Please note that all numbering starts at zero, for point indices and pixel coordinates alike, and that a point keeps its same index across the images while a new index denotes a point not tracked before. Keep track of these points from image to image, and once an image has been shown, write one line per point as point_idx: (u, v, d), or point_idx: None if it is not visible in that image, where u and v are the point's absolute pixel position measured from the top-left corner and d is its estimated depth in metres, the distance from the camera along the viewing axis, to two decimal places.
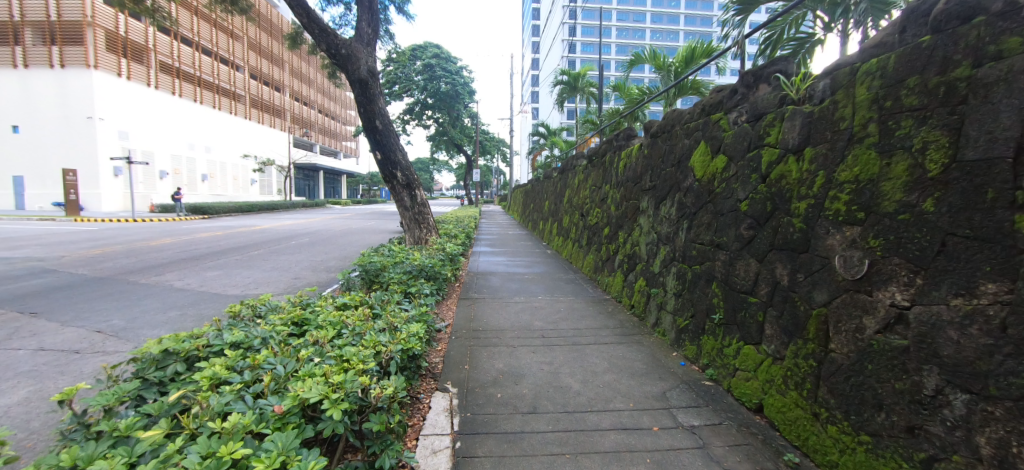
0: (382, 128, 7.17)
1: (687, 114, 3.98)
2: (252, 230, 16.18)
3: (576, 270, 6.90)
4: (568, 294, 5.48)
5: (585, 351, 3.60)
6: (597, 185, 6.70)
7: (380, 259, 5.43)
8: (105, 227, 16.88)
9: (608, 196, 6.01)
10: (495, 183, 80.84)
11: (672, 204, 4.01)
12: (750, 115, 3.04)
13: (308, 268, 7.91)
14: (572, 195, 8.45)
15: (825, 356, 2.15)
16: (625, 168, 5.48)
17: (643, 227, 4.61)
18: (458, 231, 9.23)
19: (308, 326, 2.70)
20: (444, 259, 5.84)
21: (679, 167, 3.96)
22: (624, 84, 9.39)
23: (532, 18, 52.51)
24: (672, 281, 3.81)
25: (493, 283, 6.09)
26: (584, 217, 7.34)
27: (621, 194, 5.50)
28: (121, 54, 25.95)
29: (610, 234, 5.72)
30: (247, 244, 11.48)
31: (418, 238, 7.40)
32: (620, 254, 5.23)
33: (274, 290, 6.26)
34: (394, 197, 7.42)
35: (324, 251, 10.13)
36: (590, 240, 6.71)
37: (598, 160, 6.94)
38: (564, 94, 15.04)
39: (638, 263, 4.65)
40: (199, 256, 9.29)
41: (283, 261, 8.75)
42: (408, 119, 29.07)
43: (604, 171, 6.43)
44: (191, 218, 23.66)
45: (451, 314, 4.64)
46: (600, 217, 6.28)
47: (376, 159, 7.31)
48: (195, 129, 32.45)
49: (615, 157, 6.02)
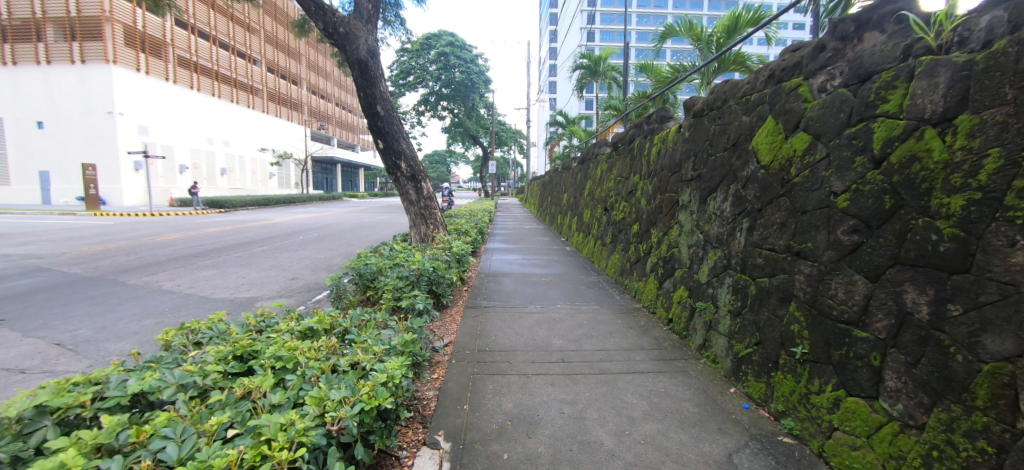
0: (384, 114, 6.48)
1: (746, 83, 3.15)
2: (263, 224, 15.88)
3: (599, 272, 6.14)
4: (592, 301, 4.71)
5: (617, 383, 2.84)
6: (625, 175, 5.89)
7: (377, 261, 4.78)
8: (120, 221, 16.87)
9: (638, 188, 5.20)
10: (511, 175, 80.06)
11: (725, 197, 3.20)
12: (850, 76, 2.22)
13: (308, 267, 7.35)
14: (594, 187, 7.64)
15: (1011, 441, 1.36)
16: (659, 156, 4.67)
17: (684, 225, 3.82)
18: (470, 227, 8.56)
19: (253, 362, 2.05)
20: (449, 260, 5.11)
21: (735, 151, 3.14)
22: (652, 65, 8.47)
23: (549, 6, 51.17)
24: (727, 294, 3.03)
25: (505, 287, 5.36)
26: (607, 211, 6.53)
27: (654, 186, 4.69)
28: (139, 49, 26.06)
29: (640, 232, 4.93)
30: (250, 240, 11.01)
31: (424, 235, 6.72)
32: (653, 256, 4.45)
33: (265, 294, 5.70)
34: (399, 190, 6.76)
35: (329, 248, 9.59)
36: (616, 238, 5.93)
37: (625, 147, 6.13)
38: (584, 80, 14.09)
39: (677, 268, 3.87)
40: (200, 254, 8.87)
41: (284, 258, 8.24)
42: (422, 111, 28.45)
43: (632, 160, 5.61)
44: (208, 212, 23.73)
45: (454, 328, 3.91)
46: (628, 212, 5.49)
47: (378, 149, 6.63)
48: (213, 123, 32.65)
49: (646, 143, 5.20)
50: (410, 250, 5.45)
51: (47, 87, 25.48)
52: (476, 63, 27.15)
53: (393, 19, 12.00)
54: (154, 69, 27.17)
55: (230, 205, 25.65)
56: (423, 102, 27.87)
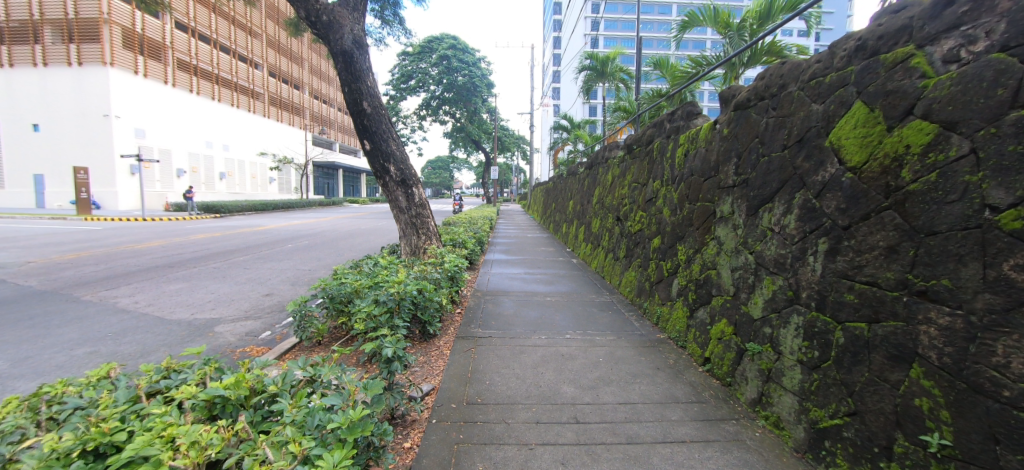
0: (372, 111, 5.77)
1: (819, 62, 2.41)
2: (254, 231, 15.25)
3: (611, 291, 5.40)
4: (607, 330, 3.96)
5: (653, 462, 2.08)
6: (641, 181, 5.15)
7: (352, 279, 4.04)
8: (108, 226, 16.31)
9: (659, 197, 4.46)
10: (514, 181, 79.60)
11: (788, 209, 2.46)
12: (1012, 34, 1.49)
13: (287, 281, 6.62)
14: (604, 194, 6.91)
15: None
16: (686, 159, 3.94)
17: (724, 243, 3.08)
18: (468, 237, 7.83)
19: (104, 468, 1.32)
20: (439, 279, 4.37)
21: (803, 148, 2.41)
22: (669, 61, 7.75)
23: (553, 12, 50.94)
24: (794, 340, 2.29)
25: (504, 310, 4.61)
26: (620, 221, 5.80)
27: (681, 192, 3.96)
28: (137, 51, 25.62)
29: (663, 247, 4.20)
30: (235, 247, 10.33)
31: (415, 247, 5.98)
32: (680, 277, 3.73)
33: (229, 314, 4.97)
34: (387, 196, 6.04)
35: (316, 257, 8.88)
36: (631, 252, 5.19)
37: (641, 149, 5.40)
38: (591, 81, 13.40)
39: (715, 295, 3.13)
40: (175, 263, 8.19)
41: (264, 270, 7.53)
42: (424, 115, 27.86)
43: (652, 164, 4.88)
44: (203, 216, 23.25)
45: (440, 368, 3.17)
46: (646, 224, 4.76)
47: (364, 151, 5.92)
48: (212, 127, 32.24)
49: (669, 145, 4.47)
50: (395, 266, 4.72)
51: (42, 89, 25.10)
52: (478, 67, 26.59)
53: (392, 17, 11.29)
54: (153, 72, 26.76)
55: (226, 210, 25.07)
56: (424, 106, 27.28)
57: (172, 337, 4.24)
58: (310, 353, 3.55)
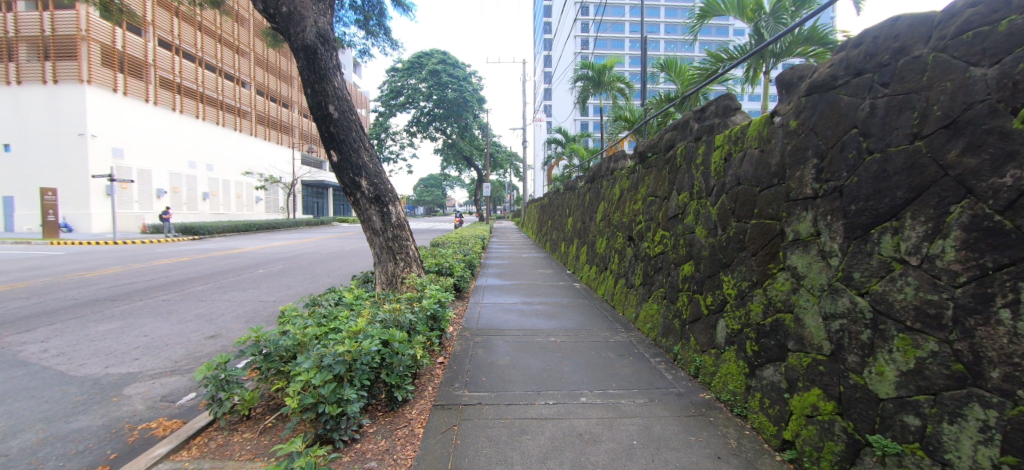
0: (339, 117, 4.88)
1: (979, 9, 1.55)
2: (229, 254, 14.17)
3: (628, 327, 4.47)
4: (634, 388, 3.00)
5: None
6: (661, 194, 4.28)
7: (298, 327, 3.07)
8: (71, 251, 15.16)
9: (689, 213, 3.58)
10: (507, 198, 79.01)
11: (940, 231, 1.57)
12: None
13: (241, 318, 5.60)
14: (611, 210, 6.05)
15: None
16: (727, 165, 3.08)
17: (805, 278, 2.20)
18: (456, 261, 6.90)
19: None
20: (416, 320, 3.42)
21: (966, 136, 1.52)
22: (677, 63, 7.01)
23: (544, 32, 51.43)
24: (980, 449, 1.38)
25: (497, 356, 3.66)
26: (634, 241, 4.93)
27: (722, 208, 3.10)
28: (117, 69, 24.73)
29: (699, 277, 3.31)
30: (197, 275, 9.21)
31: (392, 276, 5.05)
32: (730, 319, 2.82)
33: (152, 368, 3.92)
34: (359, 216, 5.11)
35: (285, 285, 7.85)
36: (651, 279, 4.29)
37: (658, 156, 4.54)
38: (587, 92, 12.70)
39: (797, 351, 2.21)
40: (120, 295, 7.12)
41: (221, 302, 6.50)
42: (414, 132, 27.12)
43: (675, 173, 4.01)
44: (181, 238, 22.14)
45: (404, 465, 2.17)
46: (670, 247, 3.88)
47: (331, 163, 5.01)
48: (195, 145, 31.26)
49: (698, 149, 3.61)
50: (363, 304, 3.79)
51: (14, 107, 24.05)
52: (468, 82, 26.06)
53: (377, 29, 10.44)
54: (133, 89, 25.84)
55: (205, 232, 23.92)
56: (414, 123, 26.53)
57: (59, 406, 3.19)
58: (230, 436, 2.56)
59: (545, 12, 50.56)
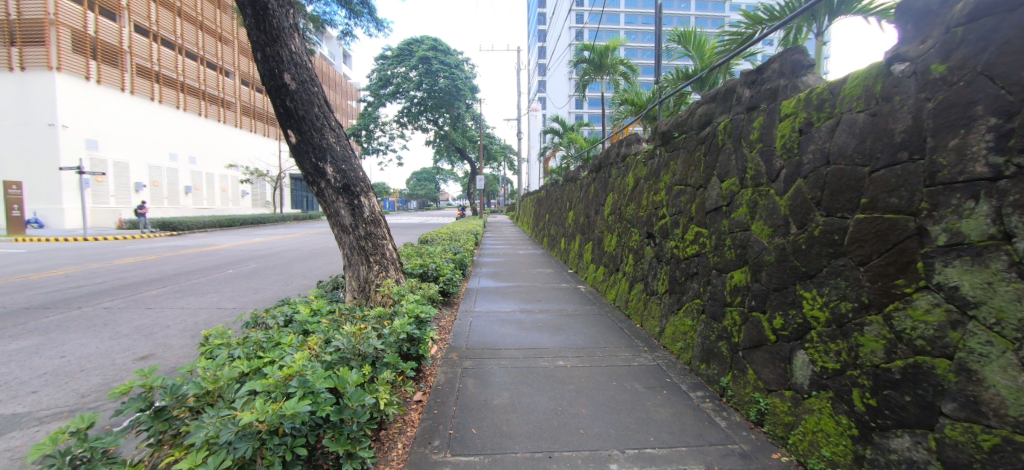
0: (297, 88, 3.96)
1: None
2: (202, 251, 13.16)
3: (650, 344, 3.68)
4: (678, 445, 2.19)
5: None
6: (694, 182, 3.45)
7: (213, 363, 2.20)
8: (31, 249, 14.05)
9: (740, 205, 2.77)
10: (500, 192, 78.21)
11: None
12: None
13: (188, 331, 4.71)
14: (623, 202, 5.22)
15: None
16: (807, 137, 2.25)
17: (985, 305, 1.38)
18: (445, 262, 6.06)
19: None
20: (384, 347, 2.58)
21: None
22: (696, 34, 6.19)
23: (537, 23, 50.48)
24: None
25: (492, 390, 2.82)
26: (654, 238, 4.12)
27: (797, 198, 2.28)
28: (89, 55, 23.33)
29: (759, 289, 2.50)
30: (157, 276, 8.25)
31: (364, 281, 4.15)
32: (818, 353, 2.03)
33: (48, 407, 3.04)
34: (324, 209, 4.21)
35: (251, 289, 6.94)
36: (680, 286, 3.48)
37: (687, 136, 3.71)
38: (587, 76, 11.81)
39: (967, 422, 1.40)
40: (57, 302, 6.16)
41: (171, 311, 5.59)
42: (404, 123, 25.99)
43: (715, 154, 3.17)
44: (159, 234, 21.08)
45: None
46: (710, 247, 3.08)
47: (288, 145, 4.10)
48: (176, 137, 29.93)
49: (753, 121, 2.77)
50: (319, 324, 2.95)
51: None
52: (460, 70, 24.92)
53: (360, 8, 9.41)
54: (107, 77, 24.42)
55: (184, 228, 22.65)
56: (404, 113, 25.41)
57: None
58: None
59: (539, 2, 49.54)
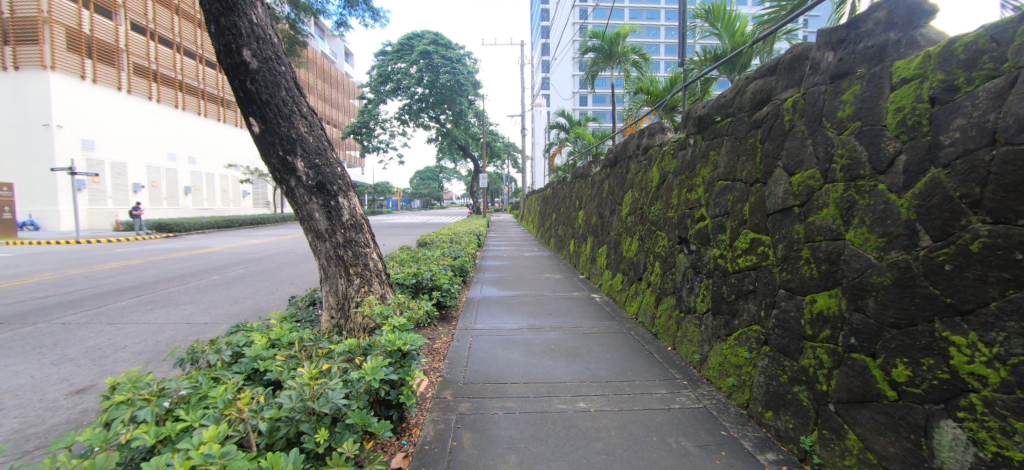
0: (259, 66, 3.29)
1: None
2: (192, 254, 12.56)
3: (689, 377, 2.99)
4: None
5: None
6: (747, 177, 2.76)
7: (94, 440, 1.53)
8: (17, 253, 13.50)
9: (824, 206, 2.08)
10: (504, 190, 77.70)
11: None
12: None
13: (143, 355, 4.07)
14: (646, 201, 4.52)
15: None
16: (947, 109, 1.56)
17: None
18: (441, 269, 5.39)
19: None
20: (349, 402, 1.90)
21: None
22: (726, 8, 5.44)
23: (541, 19, 49.61)
24: None
25: (494, 452, 2.13)
26: (690, 245, 3.43)
27: (930, 196, 1.59)
28: (85, 54, 22.68)
29: (865, 321, 1.81)
30: (135, 284, 7.64)
31: (343, 297, 3.48)
32: (991, 433, 1.33)
33: None
34: (295, 211, 3.53)
35: (231, 299, 6.31)
36: (731, 307, 2.79)
37: (735, 120, 3.00)
38: (596, 66, 11.10)
39: None
40: (13, 316, 5.55)
41: (133, 328, 4.94)
42: (406, 120, 25.36)
43: (780, 139, 2.47)
44: (155, 236, 20.58)
45: None
46: (777, 259, 2.39)
47: (251, 136, 3.42)
48: (174, 137, 29.44)
49: (841, 94, 2.07)
50: (274, 362, 2.29)
51: None
52: (463, 64, 24.17)
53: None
54: (103, 76, 23.88)
55: (181, 229, 22.05)
56: (405, 110, 24.77)
57: None
58: None
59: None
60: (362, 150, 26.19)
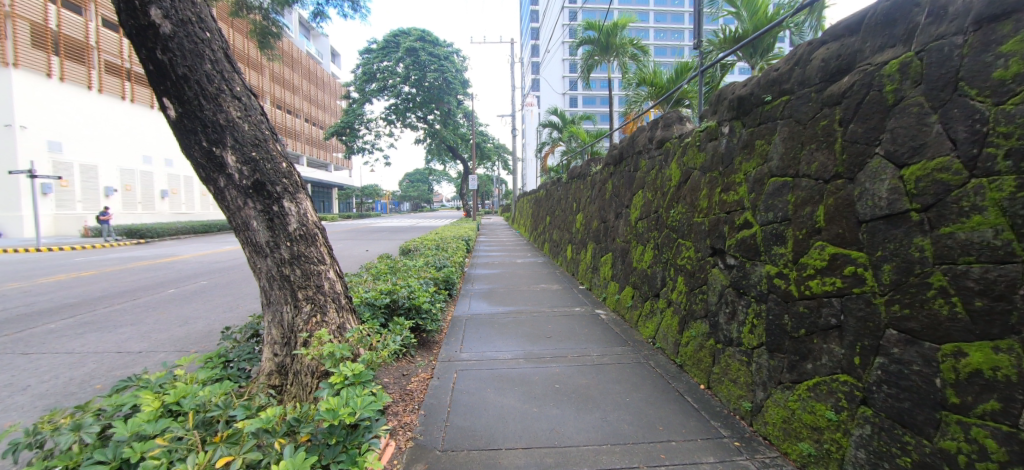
0: (174, 30, 2.50)
1: None
2: (154, 263, 11.52)
3: (740, 435, 2.27)
4: None
5: None
6: (821, 171, 2.07)
7: None
8: None
9: (981, 212, 1.37)
10: (495, 193, 77.01)
11: None
12: None
13: (41, 399, 3.23)
14: (663, 203, 3.83)
15: None
16: None
17: None
18: (423, 283, 4.62)
19: None
20: None
21: None
22: None
23: (530, 20, 49.17)
24: None
25: None
26: (730, 259, 2.74)
27: None
28: (50, 51, 21.25)
29: None
30: (75, 300, 6.71)
31: (289, 330, 2.70)
32: None
33: None
34: (227, 219, 2.73)
35: (180, 319, 5.46)
36: (799, 345, 2.09)
37: (795, 98, 2.30)
38: (592, 59, 10.42)
39: None
40: None
41: (45, 361, 4.06)
42: (392, 120, 24.49)
43: (879, 119, 1.78)
44: (125, 242, 19.38)
45: None
46: (882, 287, 1.69)
47: (167, 122, 2.63)
48: (150, 138, 28.10)
49: (1002, 41, 1.37)
50: (152, 450, 1.51)
51: None
52: (451, 62, 23.36)
53: None
54: (72, 75, 22.48)
55: (153, 235, 20.76)
56: (392, 109, 23.92)
57: None
58: None
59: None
60: (346, 152, 25.23)
